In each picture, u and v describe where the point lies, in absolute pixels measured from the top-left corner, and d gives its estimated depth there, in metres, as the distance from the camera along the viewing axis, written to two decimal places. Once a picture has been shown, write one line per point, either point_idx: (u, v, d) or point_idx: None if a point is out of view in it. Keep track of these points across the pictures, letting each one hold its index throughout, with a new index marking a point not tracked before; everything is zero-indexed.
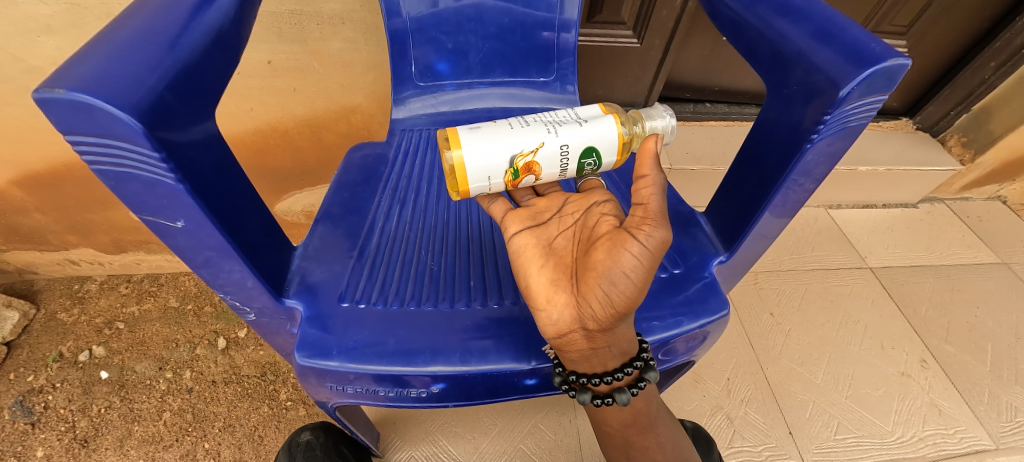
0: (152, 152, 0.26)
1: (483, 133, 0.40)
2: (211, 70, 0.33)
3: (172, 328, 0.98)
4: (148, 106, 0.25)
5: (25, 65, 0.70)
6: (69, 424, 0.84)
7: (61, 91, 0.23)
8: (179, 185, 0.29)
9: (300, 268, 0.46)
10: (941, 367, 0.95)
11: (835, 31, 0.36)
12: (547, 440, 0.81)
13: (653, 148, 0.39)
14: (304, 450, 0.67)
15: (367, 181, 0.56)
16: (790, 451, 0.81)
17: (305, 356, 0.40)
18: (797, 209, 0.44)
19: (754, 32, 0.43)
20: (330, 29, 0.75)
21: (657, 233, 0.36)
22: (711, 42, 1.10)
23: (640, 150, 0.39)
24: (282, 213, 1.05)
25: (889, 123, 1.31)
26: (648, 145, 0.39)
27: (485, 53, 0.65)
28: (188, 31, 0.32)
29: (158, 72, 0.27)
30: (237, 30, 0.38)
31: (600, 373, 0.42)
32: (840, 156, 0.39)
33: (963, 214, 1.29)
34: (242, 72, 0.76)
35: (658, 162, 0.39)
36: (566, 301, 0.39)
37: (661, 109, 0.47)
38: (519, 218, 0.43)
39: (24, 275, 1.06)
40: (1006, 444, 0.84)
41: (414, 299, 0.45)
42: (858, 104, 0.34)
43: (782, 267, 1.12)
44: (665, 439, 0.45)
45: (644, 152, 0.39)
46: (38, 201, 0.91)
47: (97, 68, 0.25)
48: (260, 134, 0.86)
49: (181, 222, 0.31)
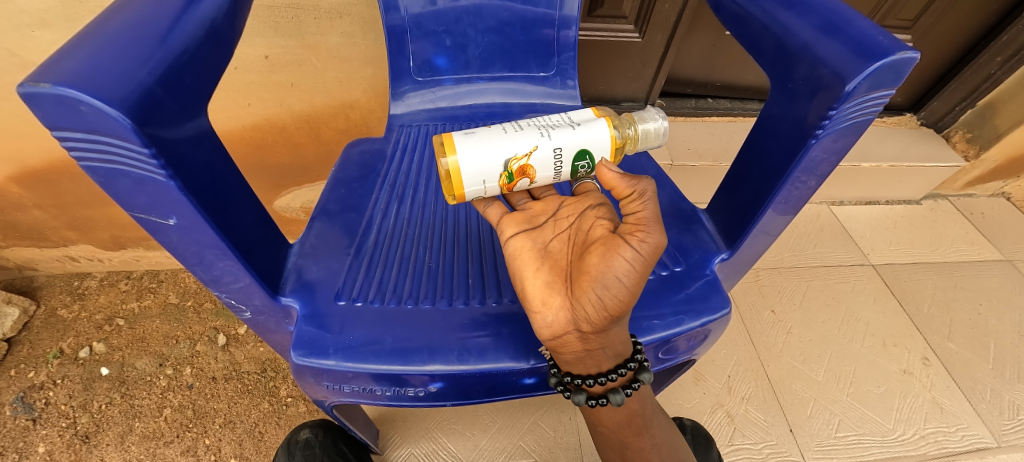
0: (142, 147, 0.25)
1: (479, 137, 0.39)
2: (203, 65, 0.32)
3: (172, 324, 0.98)
4: (136, 100, 0.25)
5: (19, 60, 0.69)
6: (69, 420, 0.84)
7: (47, 85, 0.22)
8: (170, 182, 0.28)
9: (297, 266, 0.45)
10: (944, 365, 0.94)
11: (841, 25, 0.36)
12: (547, 437, 0.81)
13: (609, 174, 0.38)
14: (303, 448, 0.67)
15: (365, 177, 0.55)
16: (790, 449, 0.81)
17: (301, 355, 0.40)
18: (800, 206, 0.44)
19: (759, 25, 0.42)
20: (328, 23, 0.75)
21: (651, 238, 0.35)
22: (713, 35, 1.09)
23: (603, 184, 0.38)
24: (282, 209, 1.05)
25: (893, 119, 1.30)
26: (605, 175, 0.38)
27: (484, 47, 0.64)
28: (180, 24, 0.31)
29: (149, 66, 0.27)
30: (231, 25, 0.38)
31: (595, 375, 0.41)
32: (844, 154, 0.39)
33: (967, 211, 1.28)
34: (239, 67, 0.76)
35: (625, 176, 0.38)
36: (561, 304, 0.38)
37: (654, 111, 0.46)
38: (515, 222, 0.42)
39: (24, 272, 1.06)
40: (1006, 443, 0.83)
41: (412, 297, 0.44)
42: (866, 98, 0.34)
43: (783, 264, 1.11)
44: (660, 440, 0.45)
45: (603, 184, 0.38)
46: (36, 197, 0.90)
47: (86, 61, 0.24)
48: (259, 129, 0.86)
49: (174, 219, 0.31)
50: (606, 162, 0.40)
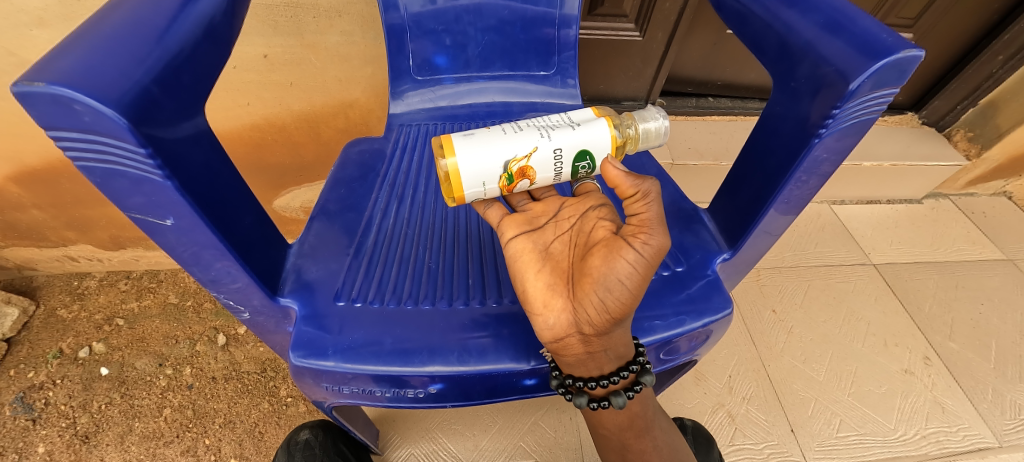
0: (138, 147, 0.25)
1: (478, 138, 0.39)
2: (200, 63, 0.32)
3: (172, 324, 0.98)
4: (132, 99, 0.24)
5: (18, 59, 0.69)
6: (69, 420, 0.84)
7: (42, 84, 0.22)
8: (167, 182, 0.28)
9: (295, 266, 0.45)
10: (945, 365, 0.94)
11: (844, 23, 0.35)
12: (548, 437, 0.81)
13: (614, 171, 0.37)
14: (303, 449, 0.66)
15: (364, 177, 0.55)
16: (791, 448, 0.81)
17: (300, 356, 0.39)
18: (803, 206, 0.43)
19: (761, 23, 0.42)
20: (327, 22, 0.74)
21: (654, 240, 0.35)
22: (714, 34, 1.08)
23: (608, 179, 0.38)
24: (282, 208, 1.05)
25: (894, 118, 1.30)
26: (611, 171, 0.37)
27: (484, 46, 0.64)
28: (177, 22, 0.31)
29: (146, 65, 0.26)
30: (229, 23, 0.37)
31: (596, 377, 0.41)
32: (846, 154, 0.38)
33: (967, 210, 1.28)
34: (237, 66, 0.75)
35: (630, 174, 0.37)
36: (562, 306, 0.38)
37: (655, 110, 0.46)
38: (515, 223, 0.42)
39: (24, 272, 1.06)
40: (1008, 442, 0.83)
41: (411, 298, 0.44)
42: (869, 97, 0.33)
43: (784, 263, 1.11)
44: (662, 442, 0.45)
45: (607, 182, 0.38)
46: (34, 197, 0.90)
47: (81, 59, 0.24)
48: (258, 129, 0.85)
49: (172, 219, 0.30)
50: (609, 160, 0.39)
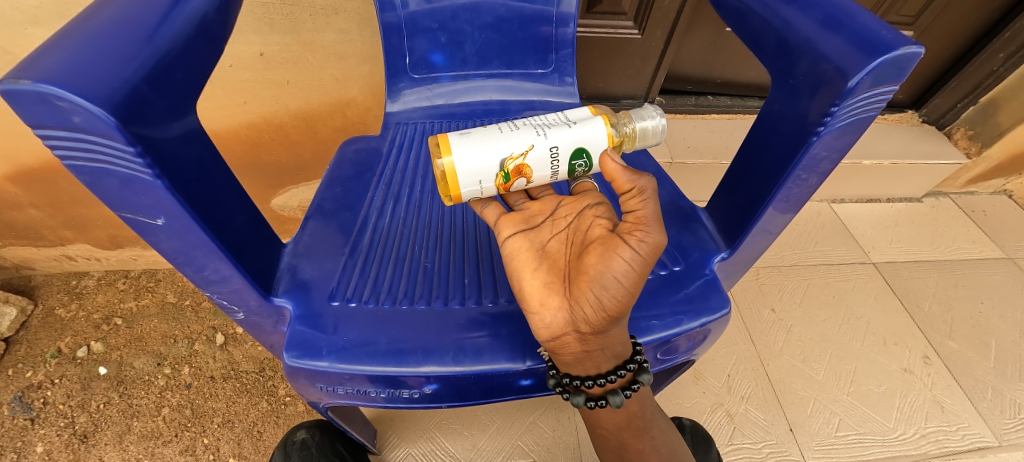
0: (127, 146, 0.25)
1: (475, 137, 0.39)
2: (192, 61, 0.32)
3: (170, 323, 0.97)
4: (121, 98, 0.24)
5: (13, 58, 0.69)
6: (68, 419, 0.84)
7: (28, 82, 0.21)
8: (157, 181, 0.27)
9: (290, 266, 0.45)
10: (946, 365, 0.93)
11: (844, 19, 0.35)
12: (546, 437, 0.81)
13: (613, 165, 0.37)
14: (299, 448, 0.66)
15: (360, 176, 0.54)
16: (791, 448, 0.81)
17: (294, 356, 0.39)
18: (802, 204, 0.43)
19: (760, 20, 0.41)
20: (324, 19, 0.74)
21: (650, 237, 0.35)
22: (713, 32, 1.08)
23: (606, 172, 0.38)
24: (280, 207, 1.04)
25: (895, 116, 1.29)
26: (608, 165, 0.37)
27: (481, 44, 0.63)
28: (169, 19, 0.30)
29: (136, 63, 0.26)
30: (222, 20, 0.37)
31: (594, 376, 0.41)
32: (845, 151, 0.38)
33: (968, 208, 1.28)
34: (234, 64, 0.75)
35: (629, 170, 0.37)
36: (559, 305, 0.38)
37: (653, 108, 0.46)
38: (512, 222, 0.41)
39: (21, 271, 1.05)
40: (1007, 441, 0.83)
41: (407, 297, 0.43)
42: (868, 94, 0.33)
43: (784, 262, 1.11)
44: (660, 441, 0.45)
45: (605, 175, 0.38)
46: (32, 196, 0.89)
47: (68, 56, 0.24)
48: (254, 127, 0.85)
49: (163, 219, 0.30)
50: (607, 155, 0.39)
